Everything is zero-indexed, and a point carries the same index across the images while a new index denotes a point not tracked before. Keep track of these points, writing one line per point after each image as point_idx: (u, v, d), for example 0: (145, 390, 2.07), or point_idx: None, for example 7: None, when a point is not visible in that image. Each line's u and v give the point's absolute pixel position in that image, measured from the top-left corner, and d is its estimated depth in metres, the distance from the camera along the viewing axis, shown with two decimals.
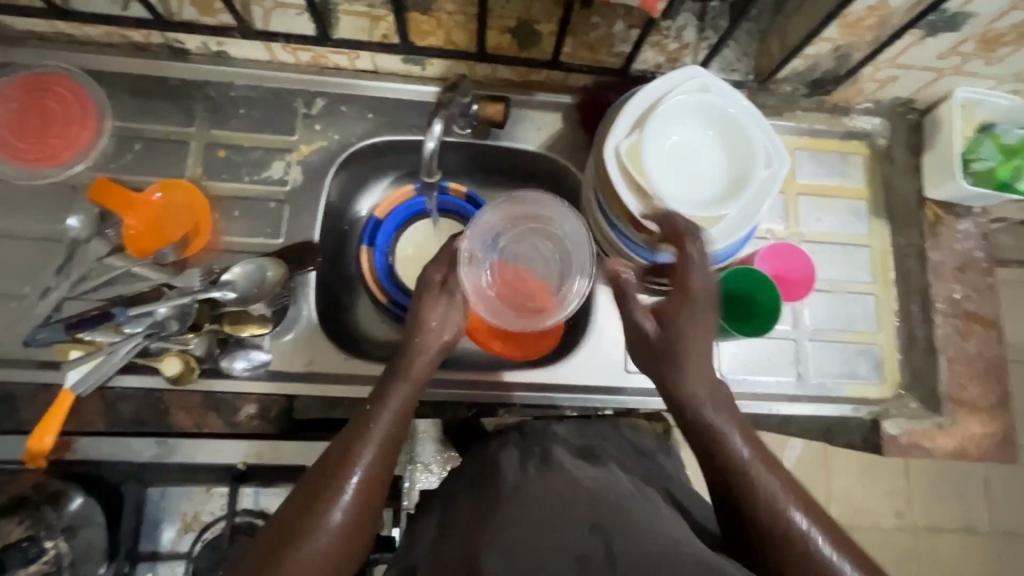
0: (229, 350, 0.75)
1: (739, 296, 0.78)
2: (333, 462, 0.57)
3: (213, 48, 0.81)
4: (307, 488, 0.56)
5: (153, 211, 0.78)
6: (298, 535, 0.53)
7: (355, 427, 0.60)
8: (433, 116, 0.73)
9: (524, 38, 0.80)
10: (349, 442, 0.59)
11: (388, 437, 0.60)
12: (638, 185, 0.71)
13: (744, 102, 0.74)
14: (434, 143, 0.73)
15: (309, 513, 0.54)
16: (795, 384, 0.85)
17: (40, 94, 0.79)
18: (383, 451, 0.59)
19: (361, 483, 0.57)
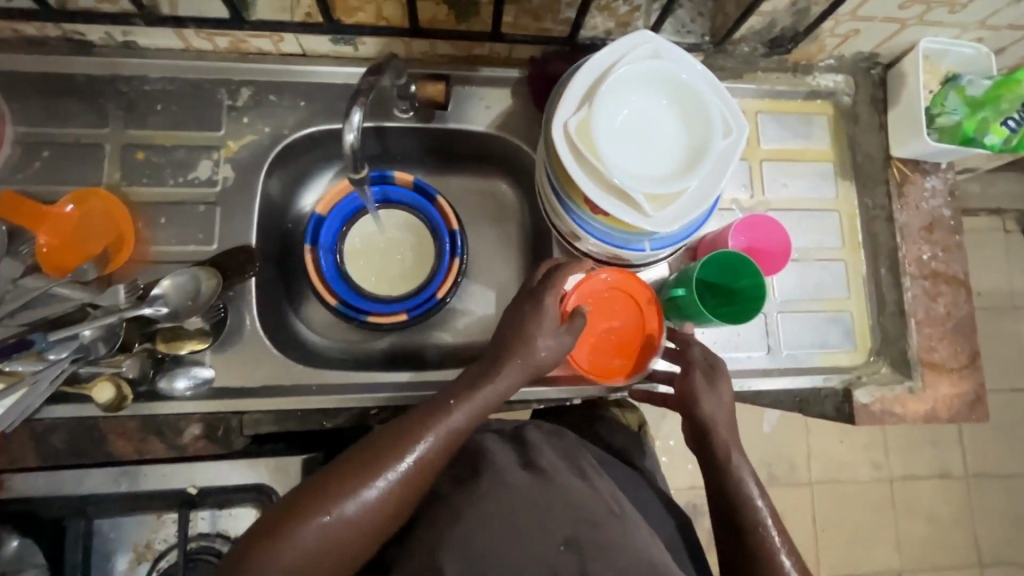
0: (166, 369, 0.70)
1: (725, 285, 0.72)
2: (372, 456, 0.55)
3: (119, 38, 0.74)
4: (341, 474, 0.54)
5: (68, 225, 0.71)
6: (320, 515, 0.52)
7: (417, 426, 0.58)
8: (351, 105, 0.65)
9: (461, 8, 0.74)
10: (403, 438, 0.57)
11: (437, 449, 0.57)
12: (591, 163, 0.66)
13: (698, 67, 0.69)
14: (355, 136, 0.66)
15: (340, 489, 0.53)
16: (766, 358, 0.83)
17: None
18: (428, 462, 0.56)
19: (395, 485, 0.54)
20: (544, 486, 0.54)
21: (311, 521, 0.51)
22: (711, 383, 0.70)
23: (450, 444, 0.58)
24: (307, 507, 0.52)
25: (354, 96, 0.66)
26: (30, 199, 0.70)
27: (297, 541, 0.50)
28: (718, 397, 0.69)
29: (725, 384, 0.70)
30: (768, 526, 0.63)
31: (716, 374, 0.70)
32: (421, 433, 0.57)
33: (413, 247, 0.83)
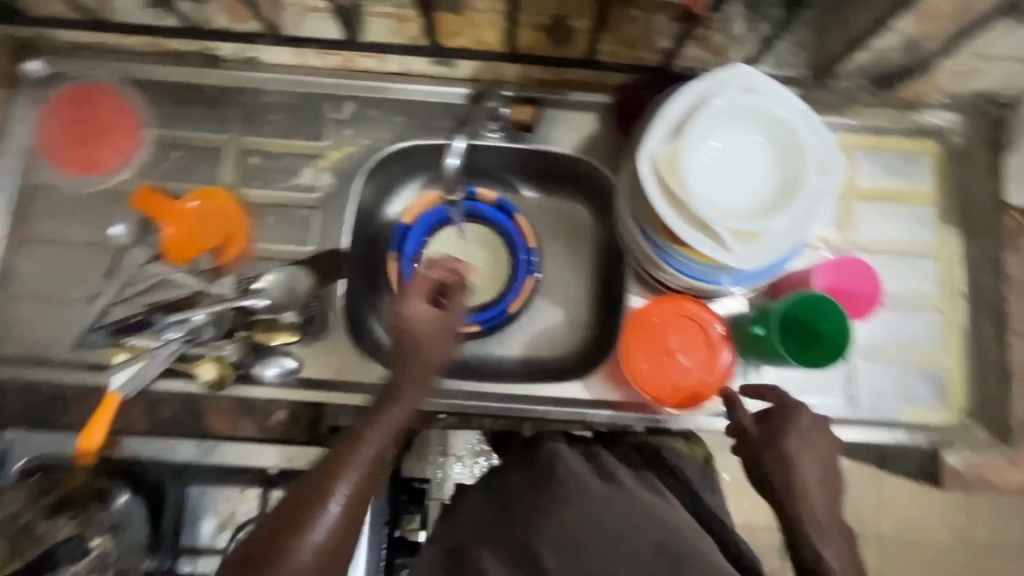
0: (261, 356, 0.77)
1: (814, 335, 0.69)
2: (285, 524, 0.51)
3: (245, 54, 0.82)
4: (276, 536, 0.51)
5: (191, 219, 0.79)
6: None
7: (358, 472, 0.56)
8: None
9: (558, 35, 0.76)
10: (316, 500, 0.53)
11: (349, 495, 0.54)
12: (675, 195, 0.66)
13: (796, 103, 0.67)
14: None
15: (302, 520, 0.52)
16: (844, 407, 0.79)
17: (87, 106, 0.82)
18: (348, 511, 0.53)
19: (309, 555, 0.51)
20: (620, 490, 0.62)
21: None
22: (778, 431, 0.64)
23: (364, 487, 0.55)
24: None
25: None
26: (161, 195, 0.80)
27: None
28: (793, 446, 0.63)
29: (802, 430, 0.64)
30: None
31: (784, 422, 0.65)
32: (331, 490, 0.53)
33: (490, 260, 0.87)
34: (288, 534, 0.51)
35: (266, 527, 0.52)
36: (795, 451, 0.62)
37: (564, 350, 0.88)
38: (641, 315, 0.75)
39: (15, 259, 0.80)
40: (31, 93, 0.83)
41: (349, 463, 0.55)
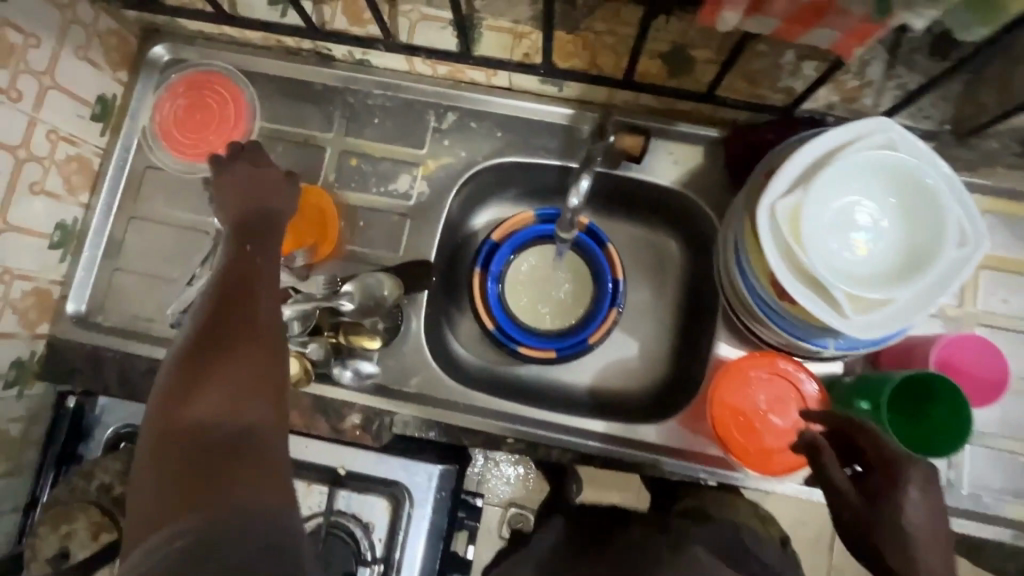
0: (342, 357, 0.78)
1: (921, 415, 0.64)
2: (191, 368, 0.51)
3: (357, 56, 0.82)
4: (182, 387, 0.51)
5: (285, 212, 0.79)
6: (165, 440, 0.48)
7: (236, 304, 0.55)
8: (581, 170, 0.70)
9: (678, 65, 0.73)
10: (215, 325, 0.54)
11: (251, 336, 0.53)
12: (791, 250, 0.62)
13: (941, 164, 0.62)
14: (577, 201, 0.70)
15: (212, 377, 0.51)
16: (940, 491, 0.73)
17: (202, 91, 0.82)
18: (232, 332, 0.53)
19: (232, 363, 0.52)
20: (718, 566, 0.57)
21: (201, 427, 0.48)
22: (880, 500, 0.59)
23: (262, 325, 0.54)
24: (182, 485, 0.45)
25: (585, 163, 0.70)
26: None
27: (178, 455, 0.47)
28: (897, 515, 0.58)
29: (912, 498, 0.58)
30: None
31: (887, 491, 0.59)
32: (228, 313, 0.54)
33: (573, 285, 0.86)
34: (188, 433, 0.48)
35: (183, 357, 0.52)
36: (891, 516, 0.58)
37: (637, 386, 0.85)
38: (731, 370, 0.71)
39: (123, 235, 0.84)
40: (153, 77, 0.86)
41: (252, 295, 0.56)
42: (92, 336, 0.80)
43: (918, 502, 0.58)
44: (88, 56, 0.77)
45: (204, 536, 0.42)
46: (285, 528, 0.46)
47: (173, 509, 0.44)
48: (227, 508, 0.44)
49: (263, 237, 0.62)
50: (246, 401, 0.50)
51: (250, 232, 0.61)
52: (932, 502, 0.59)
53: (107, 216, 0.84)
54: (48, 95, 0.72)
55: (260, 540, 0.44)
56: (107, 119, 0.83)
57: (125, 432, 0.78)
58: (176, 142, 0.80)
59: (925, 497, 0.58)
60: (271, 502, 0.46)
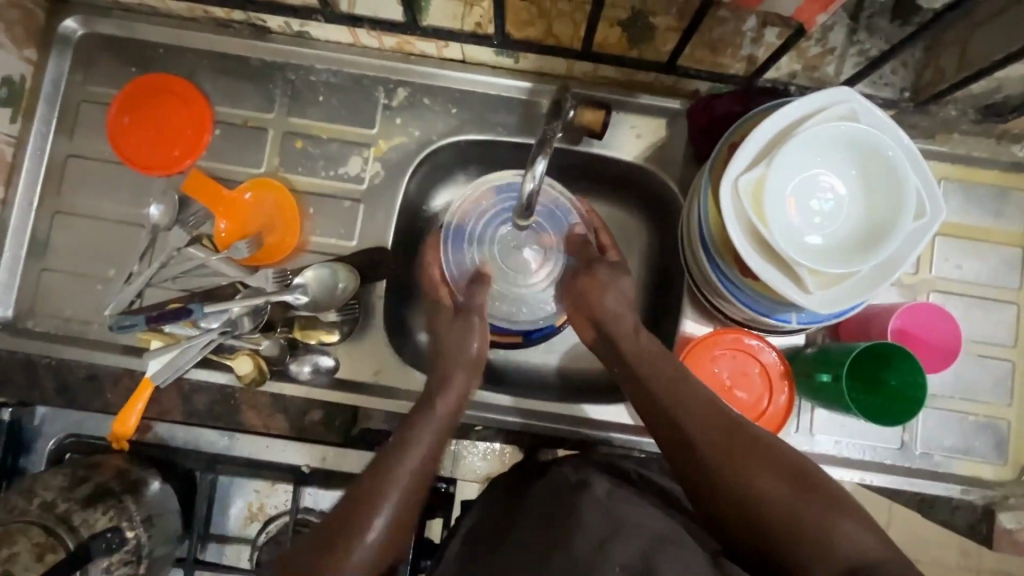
0: (299, 354, 0.75)
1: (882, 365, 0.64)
2: (401, 442, 0.62)
3: (295, 28, 0.76)
4: (350, 510, 0.56)
5: (243, 209, 0.76)
6: (359, 506, 0.57)
7: (397, 448, 0.62)
8: (538, 151, 0.66)
9: (637, 33, 0.69)
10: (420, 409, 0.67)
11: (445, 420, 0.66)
12: (754, 228, 0.61)
13: (903, 137, 0.61)
14: (533, 185, 0.67)
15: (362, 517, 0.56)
16: (897, 453, 0.76)
17: (157, 98, 0.76)
18: (441, 431, 0.65)
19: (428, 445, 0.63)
20: (641, 512, 0.55)
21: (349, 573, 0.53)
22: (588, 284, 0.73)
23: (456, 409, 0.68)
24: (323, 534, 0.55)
25: (542, 143, 0.66)
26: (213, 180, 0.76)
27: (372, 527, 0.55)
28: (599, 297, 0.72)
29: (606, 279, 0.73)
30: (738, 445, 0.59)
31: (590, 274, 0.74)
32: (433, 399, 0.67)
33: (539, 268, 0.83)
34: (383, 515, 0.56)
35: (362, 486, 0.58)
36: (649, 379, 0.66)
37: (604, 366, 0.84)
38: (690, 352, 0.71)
39: (47, 232, 0.77)
40: (66, 54, 0.77)
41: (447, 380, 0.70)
42: (23, 343, 0.75)
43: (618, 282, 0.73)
44: None
45: None
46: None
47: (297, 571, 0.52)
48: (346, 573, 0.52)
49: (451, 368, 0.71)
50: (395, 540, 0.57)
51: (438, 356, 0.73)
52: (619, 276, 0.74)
53: (28, 211, 0.77)
54: None
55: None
56: (17, 103, 0.75)
57: (70, 441, 0.74)
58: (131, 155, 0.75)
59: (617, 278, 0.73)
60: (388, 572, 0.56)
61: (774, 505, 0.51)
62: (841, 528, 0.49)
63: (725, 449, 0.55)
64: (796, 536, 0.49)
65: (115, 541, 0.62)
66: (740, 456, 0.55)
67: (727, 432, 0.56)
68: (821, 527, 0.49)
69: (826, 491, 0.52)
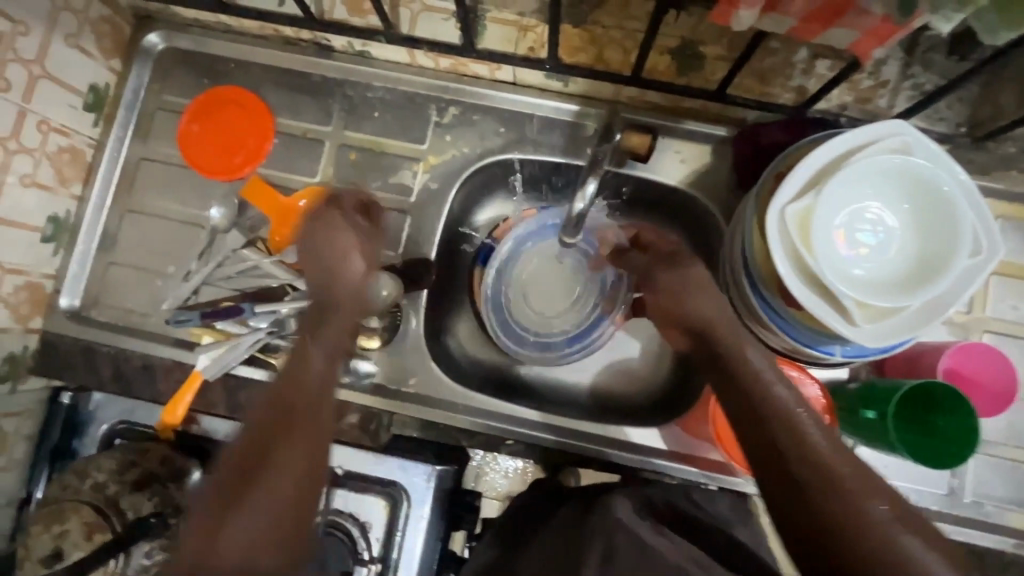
0: (340, 357, 0.77)
1: (930, 405, 0.63)
2: (241, 478, 0.60)
3: (357, 48, 0.80)
4: (232, 465, 0.62)
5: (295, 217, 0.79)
6: (217, 507, 0.58)
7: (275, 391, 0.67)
8: (588, 174, 0.68)
9: (684, 61, 0.71)
10: (263, 437, 0.63)
11: (318, 365, 0.68)
12: (800, 258, 0.61)
13: (959, 170, 0.60)
14: (584, 206, 0.69)
15: (236, 470, 0.60)
16: (944, 499, 0.72)
17: (223, 110, 0.80)
18: (277, 400, 0.66)
19: (266, 485, 0.59)
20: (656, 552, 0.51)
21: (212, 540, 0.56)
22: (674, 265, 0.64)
23: (336, 347, 0.70)
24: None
25: (592, 165, 0.68)
26: (271, 188, 0.80)
27: (225, 521, 0.57)
28: (690, 281, 0.62)
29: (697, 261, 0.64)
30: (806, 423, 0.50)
31: (675, 254, 0.65)
32: (277, 419, 0.64)
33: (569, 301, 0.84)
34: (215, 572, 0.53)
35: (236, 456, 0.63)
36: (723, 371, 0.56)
37: (638, 390, 0.84)
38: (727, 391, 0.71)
39: (117, 229, 0.82)
40: (147, 65, 0.84)
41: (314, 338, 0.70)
42: (84, 331, 0.79)
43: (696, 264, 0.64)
44: (79, 44, 0.75)
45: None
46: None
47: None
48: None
49: (326, 330, 0.71)
50: (272, 474, 0.60)
51: (313, 325, 0.70)
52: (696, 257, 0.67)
53: (100, 209, 0.82)
54: (38, 84, 0.70)
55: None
56: (100, 109, 0.81)
57: (121, 428, 0.77)
58: (196, 160, 0.78)
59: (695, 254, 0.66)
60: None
61: (835, 508, 0.45)
62: (908, 542, 0.43)
63: (809, 467, 0.47)
64: (879, 568, 0.42)
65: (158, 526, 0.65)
66: (802, 453, 0.48)
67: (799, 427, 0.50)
68: (891, 545, 0.43)
69: (905, 509, 0.45)
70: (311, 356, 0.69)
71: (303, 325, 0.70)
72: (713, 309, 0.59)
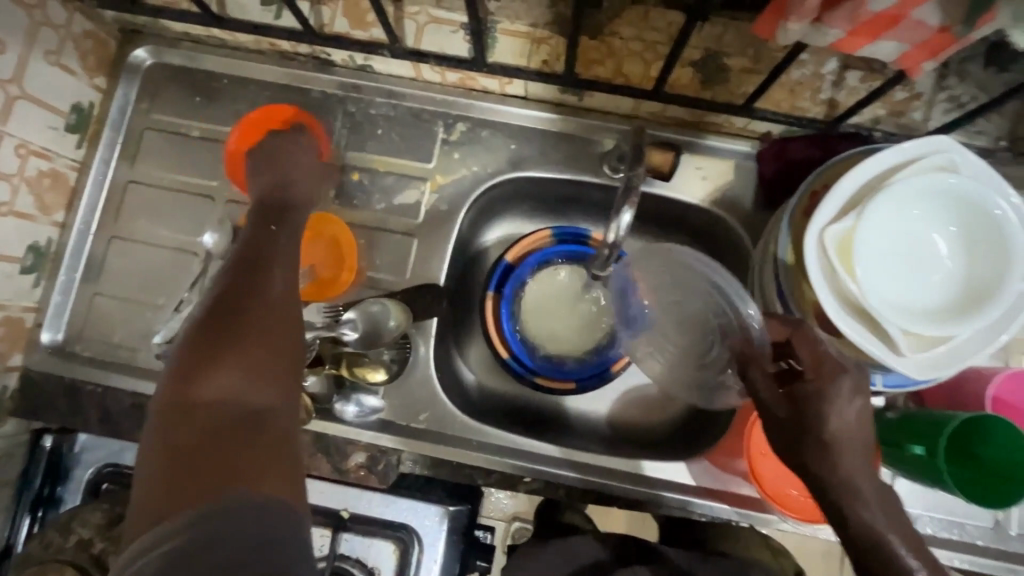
0: (345, 392, 0.72)
1: (975, 437, 0.58)
2: (217, 323, 0.47)
3: (358, 62, 0.76)
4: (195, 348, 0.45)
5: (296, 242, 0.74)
6: (201, 357, 0.45)
7: (213, 306, 0.48)
8: (623, 201, 0.62)
9: (709, 74, 0.67)
10: (241, 275, 0.50)
11: (254, 295, 0.49)
12: (842, 284, 0.57)
13: (1009, 189, 0.56)
14: (616, 237, 0.64)
15: (213, 327, 0.46)
16: (989, 532, 0.69)
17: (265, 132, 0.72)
18: (232, 271, 0.51)
19: (253, 331, 0.47)
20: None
21: (207, 380, 0.44)
22: (807, 409, 0.54)
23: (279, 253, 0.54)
24: (210, 464, 0.40)
25: (627, 191, 0.62)
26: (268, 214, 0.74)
27: (235, 344, 0.46)
28: (822, 444, 0.52)
29: (843, 409, 0.53)
30: (862, 485, 0.51)
31: (815, 398, 0.54)
32: (245, 281, 0.50)
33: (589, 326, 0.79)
34: (205, 409, 0.43)
35: (193, 332, 0.46)
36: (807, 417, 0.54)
37: (660, 418, 0.80)
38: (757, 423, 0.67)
39: (103, 257, 0.77)
40: (134, 82, 0.79)
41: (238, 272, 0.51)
42: (68, 368, 0.73)
43: (845, 412, 0.53)
44: (60, 61, 0.69)
45: (232, 422, 0.43)
46: (296, 551, 0.39)
47: (167, 506, 0.39)
48: (233, 505, 0.39)
49: (294, 214, 0.61)
50: (267, 319, 0.48)
51: (273, 216, 0.59)
52: (861, 401, 0.53)
53: (85, 236, 0.77)
54: (15, 105, 0.65)
55: (261, 545, 0.38)
56: (84, 130, 0.76)
57: (108, 471, 0.72)
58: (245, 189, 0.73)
59: (852, 400, 0.53)
60: (285, 491, 0.41)
61: (871, 554, 0.49)
62: None
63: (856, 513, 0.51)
64: None
65: None
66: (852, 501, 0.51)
67: (846, 477, 0.52)
68: None
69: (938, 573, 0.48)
70: (224, 303, 0.48)
71: (255, 222, 0.58)
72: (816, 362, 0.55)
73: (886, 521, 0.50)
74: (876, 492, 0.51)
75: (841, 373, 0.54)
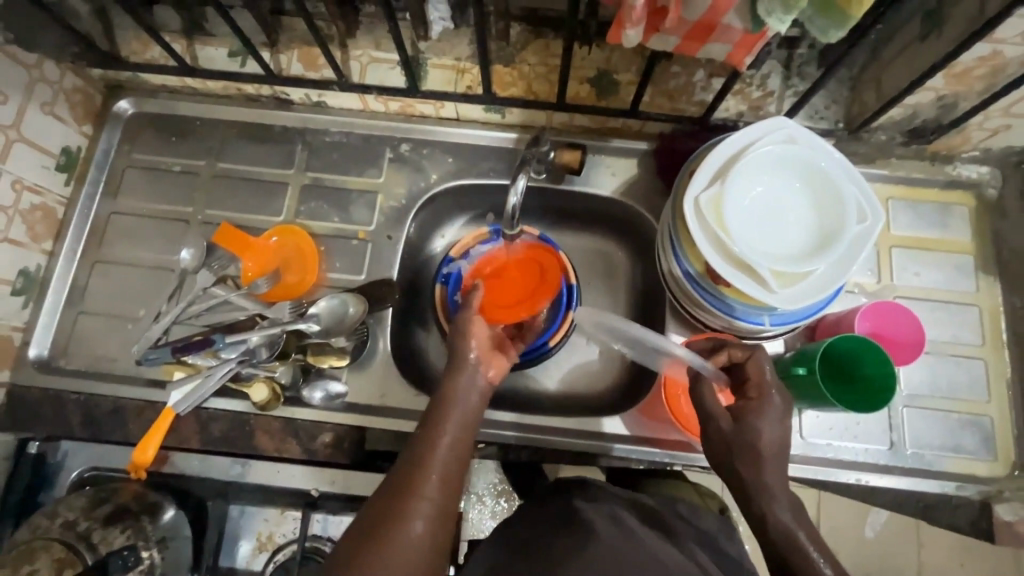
0: (310, 379, 0.79)
1: (854, 359, 0.70)
2: (411, 480, 0.58)
3: (314, 99, 0.89)
4: (369, 533, 0.55)
5: (266, 252, 0.84)
6: (372, 541, 0.54)
7: (405, 482, 0.58)
8: (517, 171, 0.73)
9: (603, 87, 0.82)
10: (427, 440, 0.61)
11: (448, 468, 0.60)
12: (719, 238, 0.68)
13: (836, 153, 0.71)
14: (515, 199, 0.73)
15: (391, 520, 0.56)
16: (887, 453, 0.78)
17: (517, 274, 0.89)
18: (435, 451, 0.60)
19: (437, 492, 0.58)
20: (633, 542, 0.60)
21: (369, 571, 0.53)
22: (744, 425, 0.64)
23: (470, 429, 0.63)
24: None
25: (521, 164, 0.73)
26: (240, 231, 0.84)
27: (398, 546, 0.54)
28: (753, 455, 0.62)
29: (769, 430, 0.63)
30: (771, 487, 0.62)
31: (749, 415, 0.64)
32: (438, 430, 0.61)
33: None
34: None
35: (377, 509, 0.57)
36: (742, 439, 0.63)
37: (601, 387, 0.89)
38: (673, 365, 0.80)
39: (86, 280, 0.85)
40: (117, 128, 0.90)
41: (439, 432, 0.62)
42: (52, 380, 0.80)
43: (774, 430, 0.63)
44: (52, 111, 0.81)
45: None
46: None
47: None
48: None
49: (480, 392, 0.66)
50: (434, 519, 0.57)
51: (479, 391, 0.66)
52: (784, 424, 0.64)
53: (71, 262, 0.85)
54: (13, 146, 0.75)
55: None
56: (71, 169, 0.86)
57: (88, 475, 0.80)
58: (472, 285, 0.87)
59: (779, 422, 0.64)
60: None
61: (782, 543, 0.59)
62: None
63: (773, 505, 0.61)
64: None
65: (130, 560, 0.65)
66: (769, 501, 0.61)
67: (758, 482, 0.62)
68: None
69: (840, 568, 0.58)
70: (422, 484, 0.58)
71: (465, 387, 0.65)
72: (759, 389, 0.65)
73: (796, 525, 0.60)
74: (787, 503, 0.61)
75: (774, 399, 0.65)
